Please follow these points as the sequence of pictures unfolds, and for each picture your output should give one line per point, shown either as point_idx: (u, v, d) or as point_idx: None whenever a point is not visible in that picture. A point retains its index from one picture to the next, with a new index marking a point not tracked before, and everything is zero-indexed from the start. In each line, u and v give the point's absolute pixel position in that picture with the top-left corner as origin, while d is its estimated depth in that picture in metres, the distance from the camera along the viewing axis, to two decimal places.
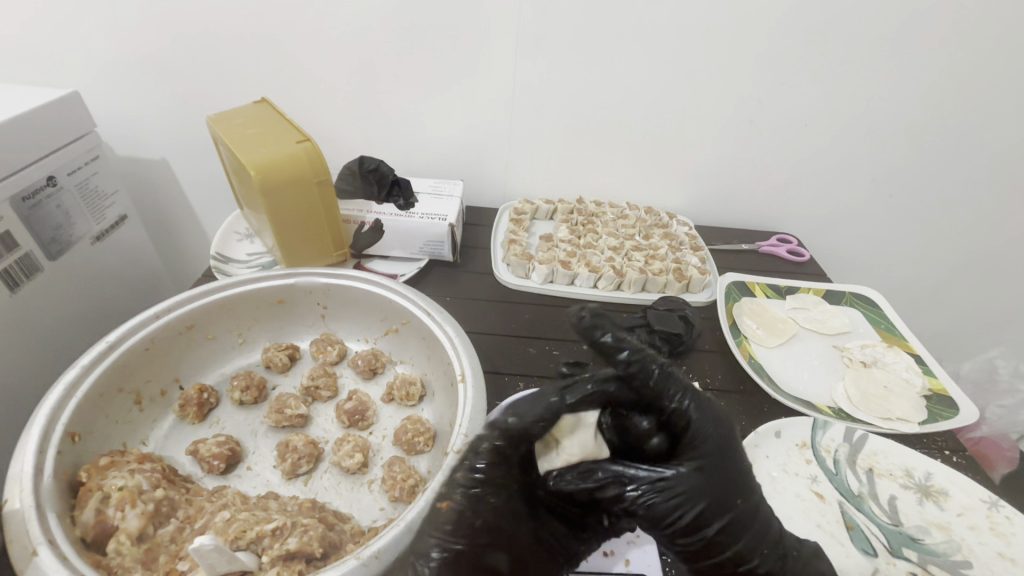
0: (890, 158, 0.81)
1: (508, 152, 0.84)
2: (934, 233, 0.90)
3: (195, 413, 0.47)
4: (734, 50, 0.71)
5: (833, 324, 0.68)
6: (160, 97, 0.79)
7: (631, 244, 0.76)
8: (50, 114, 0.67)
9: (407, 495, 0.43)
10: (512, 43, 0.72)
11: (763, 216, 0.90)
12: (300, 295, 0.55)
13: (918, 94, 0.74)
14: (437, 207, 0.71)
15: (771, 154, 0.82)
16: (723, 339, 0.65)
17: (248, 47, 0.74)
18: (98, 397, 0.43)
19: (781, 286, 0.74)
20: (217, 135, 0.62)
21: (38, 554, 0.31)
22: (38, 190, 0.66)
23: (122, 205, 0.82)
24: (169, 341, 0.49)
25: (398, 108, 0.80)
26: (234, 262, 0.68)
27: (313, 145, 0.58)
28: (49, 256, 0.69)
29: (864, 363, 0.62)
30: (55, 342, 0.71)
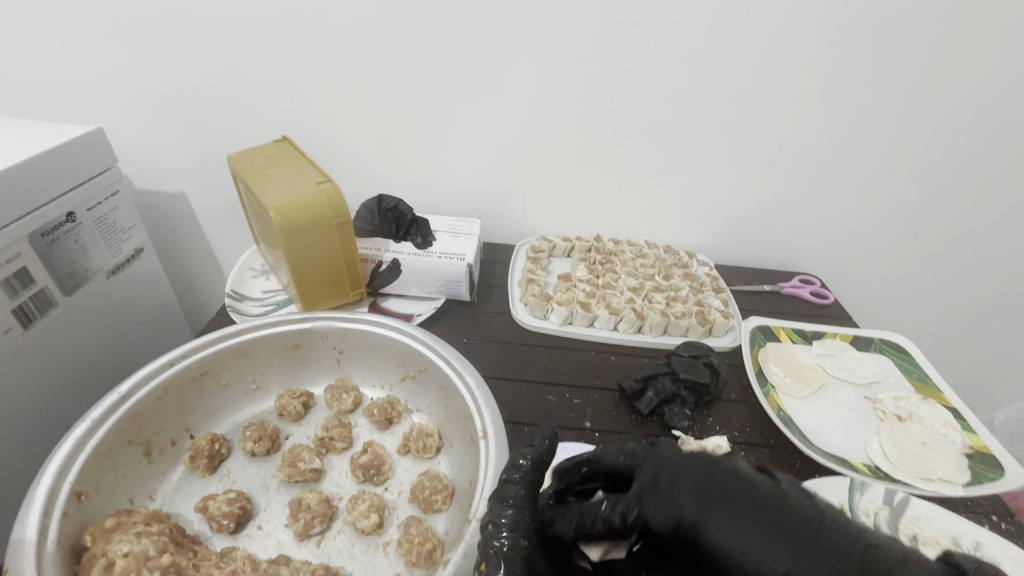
0: (913, 199, 0.80)
1: (526, 189, 0.84)
2: (960, 275, 0.88)
3: (205, 465, 0.46)
4: (752, 91, 0.71)
5: (863, 372, 0.65)
6: (182, 132, 0.80)
7: (651, 285, 0.74)
8: (73, 151, 0.67)
9: (425, 561, 0.40)
10: (532, 84, 0.73)
11: (784, 256, 0.89)
12: (316, 339, 0.54)
13: (939, 137, 0.73)
14: (455, 245, 0.71)
15: (792, 194, 0.81)
16: (749, 388, 0.62)
17: (271, 87, 0.75)
18: (107, 451, 0.41)
19: (807, 330, 0.72)
20: (239, 173, 0.62)
21: None
22: (58, 226, 0.66)
23: (138, 238, 0.82)
24: (182, 388, 0.47)
25: (417, 145, 0.80)
26: (248, 300, 0.67)
27: (333, 187, 0.57)
28: (63, 292, 0.68)
29: (899, 417, 0.59)
30: (64, 379, 0.70)
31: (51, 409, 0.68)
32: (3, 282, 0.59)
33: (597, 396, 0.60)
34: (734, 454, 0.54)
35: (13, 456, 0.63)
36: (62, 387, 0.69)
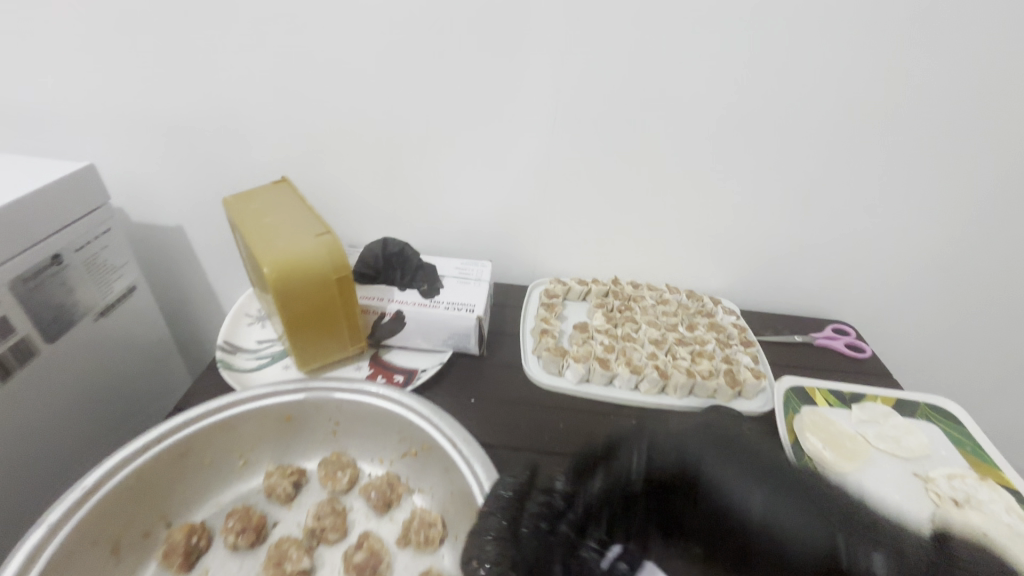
0: (958, 246, 0.74)
1: (541, 229, 0.79)
2: (1003, 325, 0.82)
3: (181, 562, 0.41)
4: (787, 131, 0.66)
5: (909, 444, 0.59)
6: (182, 165, 0.76)
7: (674, 337, 0.69)
8: (63, 189, 0.64)
9: None
10: (549, 121, 0.68)
11: (814, 302, 0.83)
12: (311, 411, 0.49)
13: (986, 182, 0.68)
14: (464, 294, 0.66)
15: (826, 237, 0.75)
16: (786, 462, 0.57)
17: (274, 120, 0.71)
18: (67, 555, 0.37)
19: (845, 392, 0.66)
20: (233, 219, 0.58)
21: None
22: (43, 270, 0.62)
23: (132, 275, 0.78)
24: (159, 472, 0.43)
25: (426, 181, 0.76)
26: (241, 353, 0.63)
27: (333, 239, 0.53)
28: (47, 339, 0.64)
29: (955, 502, 0.53)
30: (44, 431, 0.65)
31: (28, 465, 0.64)
32: None
33: None
34: None
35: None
36: (41, 440, 0.65)
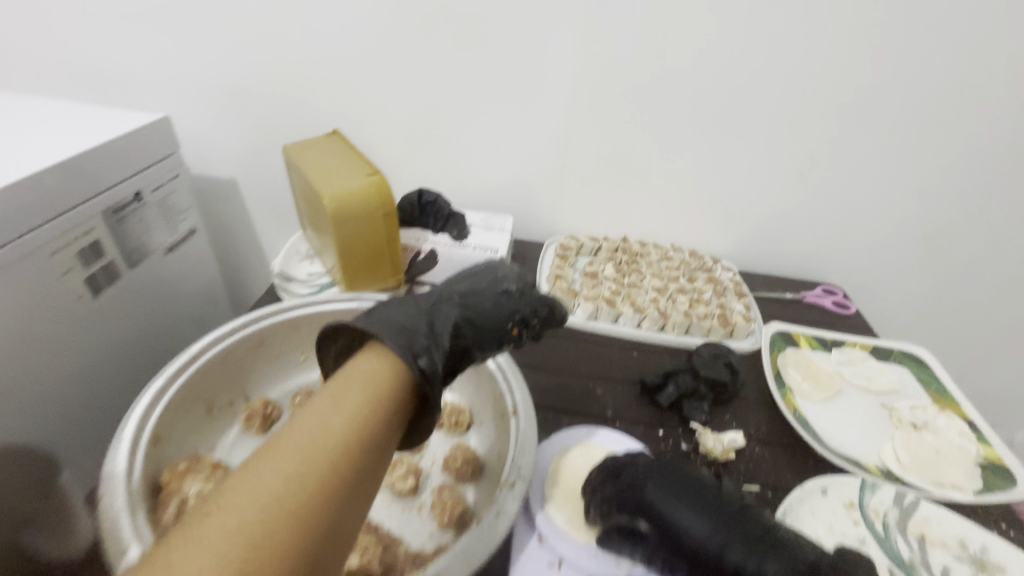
0: (939, 215, 0.81)
1: (560, 189, 0.86)
2: (981, 296, 0.89)
3: (259, 425, 0.50)
4: (788, 104, 0.73)
5: (880, 381, 0.67)
6: (238, 124, 0.84)
7: (675, 286, 0.77)
8: (141, 136, 0.71)
9: (456, 521, 0.45)
10: (572, 89, 0.75)
11: (808, 268, 0.90)
12: (361, 318, 0.58)
13: (969, 156, 0.74)
14: (489, 240, 0.74)
15: (823, 205, 0.82)
16: (768, 389, 0.65)
17: (322, 82, 0.79)
18: (179, 404, 0.46)
19: (827, 338, 0.73)
20: (294, 164, 0.66)
21: (131, 550, 0.33)
22: (125, 205, 0.70)
23: (193, 219, 0.85)
24: (242, 354, 0.52)
25: (457, 143, 0.83)
26: (295, 281, 0.72)
27: (381, 179, 0.62)
28: (127, 265, 0.71)
29: (914, 425, 0.61)
30: (126, 348, 0.72)
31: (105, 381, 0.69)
32: (78, 253, 0.63)
33: (619, 387, 0.63)
34: (748, 448, 0.57)
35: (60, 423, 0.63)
36: (119, 354, 0.72)
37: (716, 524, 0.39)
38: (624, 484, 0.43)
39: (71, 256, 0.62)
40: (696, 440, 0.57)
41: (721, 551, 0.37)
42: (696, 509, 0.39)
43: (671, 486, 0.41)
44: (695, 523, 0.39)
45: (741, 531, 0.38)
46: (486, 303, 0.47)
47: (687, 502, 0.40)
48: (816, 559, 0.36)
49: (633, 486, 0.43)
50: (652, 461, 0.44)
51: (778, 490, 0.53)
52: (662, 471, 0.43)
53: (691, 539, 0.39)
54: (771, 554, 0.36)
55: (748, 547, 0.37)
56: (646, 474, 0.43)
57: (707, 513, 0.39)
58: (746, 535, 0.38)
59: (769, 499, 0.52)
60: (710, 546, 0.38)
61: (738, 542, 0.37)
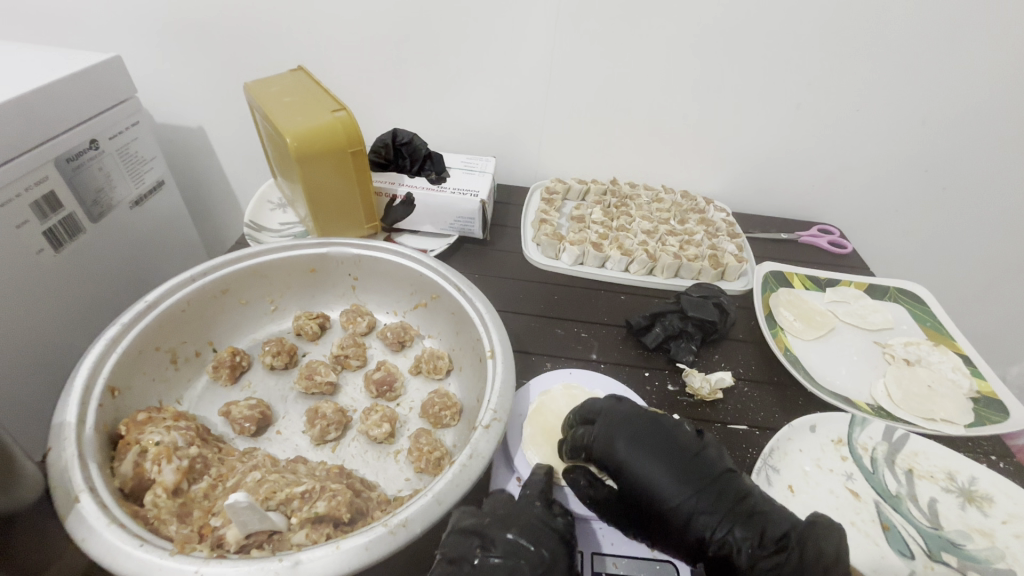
0: (946, 148, 0.76)
1: (546, 129, 0.81)
2: (984, 231, 0.86)
3: (228, 375, 0.51)
4: (791, 27, 0.66)
5: (875, 319, 0.65)
6: (197, 66, 0.78)
7: (665, 228, 0.74)
8: (93, 76, 0.61)
9: (433, 467, 0.44)
10: (554, 16, 0.68)
11: (805, 207, 0.86)
12: (331, 264, 0.59)
13: (982, 82, 0.69)
14: (469, 182, 0.70)
15: (824, 139, 0.77)
16: (758, 328, 0.63)
17: (280, 14, 0.72)
18: (137, 353, 0.47)
19: (821, 277, 0.71)
20: (255, 102, 0.62)
21: (80, 501, 0.33)
22: (82, 152, 0.60)
23: (160, 170, 0.76)
24: (204, 303, 0.53)
25: (433, 80, 0.77)
26: (266, 231, 0.69)
27: (347, 115, 0.57)
28: (91, 219, 0.63)
29: (907, 361, 0.59)
30: (95, 310, 0.65)
31: (78, 342, 0.63)
32: (33, 204, 0.54)
33: (605, 331, 0.61)
34: (736, 388, 0.55)
35: (27, 396, 0.56)
36: (84, 316, 0.63)
37: (687, 486, 0.40)
38: (598, 435, 0.43)
39: (25, 207, 0.53)
40: (682, 381, 0.56)
41: (692, 518, 0.39)
42: (671, 472, 0.41)
43: (648, 446, 0.42)
44: (668, 489, 0.40)
45: (712, 501, 0.40)
46: (531, 516, 0.39)
47: (662, 468, 0.41)
48: (786, 528, 0.39)
49: (607, 440, 0.43)
50: (631, 416, 0.44)
51: (766, 429, 0.51)
52: (638, 429, 0.43)
53: (660, 498, 0.40)
54: (740, 523, 0.39)
55: (718, 514, 0.39)
56: (623, 429, 0.43)
57: (681, 478, 0.41)
58: (718, 504, 0.40)
59: (755, 437, 0.51)
60: (681, 513, 0.39)
61: (706, 513, 0.39)
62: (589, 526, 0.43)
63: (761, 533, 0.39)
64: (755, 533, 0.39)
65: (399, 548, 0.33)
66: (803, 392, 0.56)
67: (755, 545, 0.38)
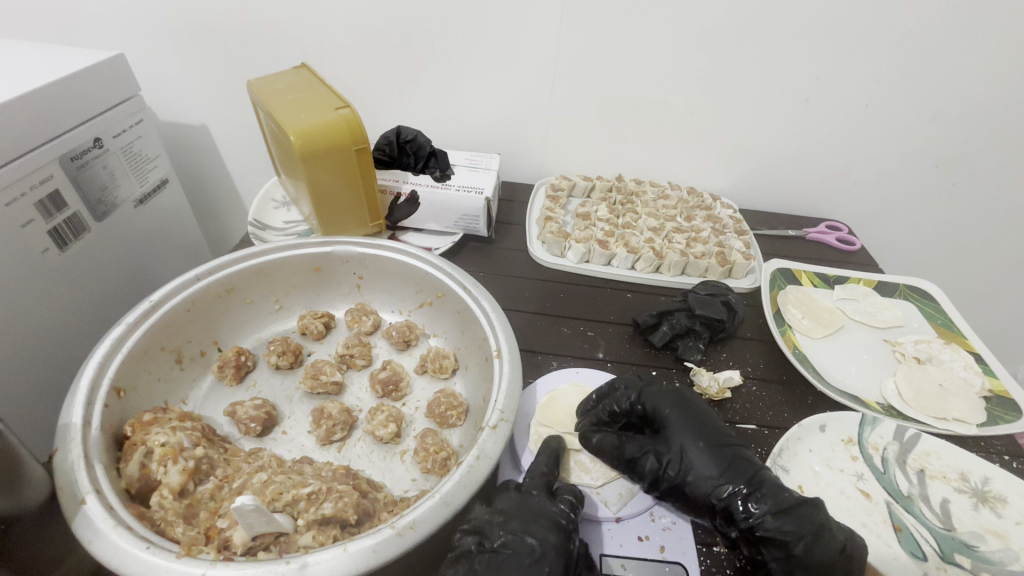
0: (956, 144, 0.75)
1: (550, 126, 0.80)
2: (993, 227, 0.85)
3: (233, 374, 0.51)
4: (801, 20, 0.65)
5: (884, 317, 0.64)
6: (201, 65, 0.78)
7: (671, 225, 0.73)
8: (96, 74, 0.61)
9: (439, 467, 0.44)
10: (558, 12, 0.68)
11: (813, 203, 0.85)
12: (336, 263, 0.59)
13: (992, 77, 0.68)
14: (474, 179, 0.70)
15: (833, 135, 0.76)
16: (766, 327, 0.62)
17: (283, 12, 0.71)
18: (142, 353, 0.46)
19: (830, 275, 0.70)
20: (258, 99, 0.61)
21: (87, 502, 0.33)
22: (86, 151, 0.60)
23: (163, 167, 0.76)
24: (209, 302, 0.53)
25: (437, 77, 0.77)
26: (271, 229, 0.69)
27: (352, 112, 0.56)
28: (96, 218, 0.63)
29: (918, 359, 0.58)
30: (101, 309, 0.65)
31: (84, 340, 0.63)
32: (37, 203, 0.54)
33: (611, 329, 0.61)
34: (744, 387, 0.55)
35: (33, 394, 0.57)
36: (89, 314, 0.63)
37: (717, 449, 0.43)
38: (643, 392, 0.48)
39: (29, 206, 0.53)
40: (689, 380, 0.55)
41: (718, 473, 0.42)
42: (703, 435, 0.44)
43: (687, 408, 0.46)
44: (699, 444, 0.44)
45: (739, 463, 0.42)
46: (532, 509, 0.39)
47: (697, 426, 0.45)
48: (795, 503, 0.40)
49: (652, 397, 0.48)
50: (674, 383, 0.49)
51: (775, 429, 0.51)
52: (680, 394, 0.48)
53: (691, 457, 0.43)
54: (764, 486, 0.41)
55: (744, 476, 0.41)
56: (667, 390, 0.48)
57: (713, 442, 0.44)
58: (744, 468, 0.42)
59: (764, 437, 0.50)
60: (709, 463, 0.43)
61: (734, 470, 0.42)
62: (598, 527, 0.43)
63: (784, 495, 0.40)
64: (778, 493, 0.40)
65: (408, 549, 0.32)
66: (810, 392, 0.55)
67: (778, 503, 0.40)
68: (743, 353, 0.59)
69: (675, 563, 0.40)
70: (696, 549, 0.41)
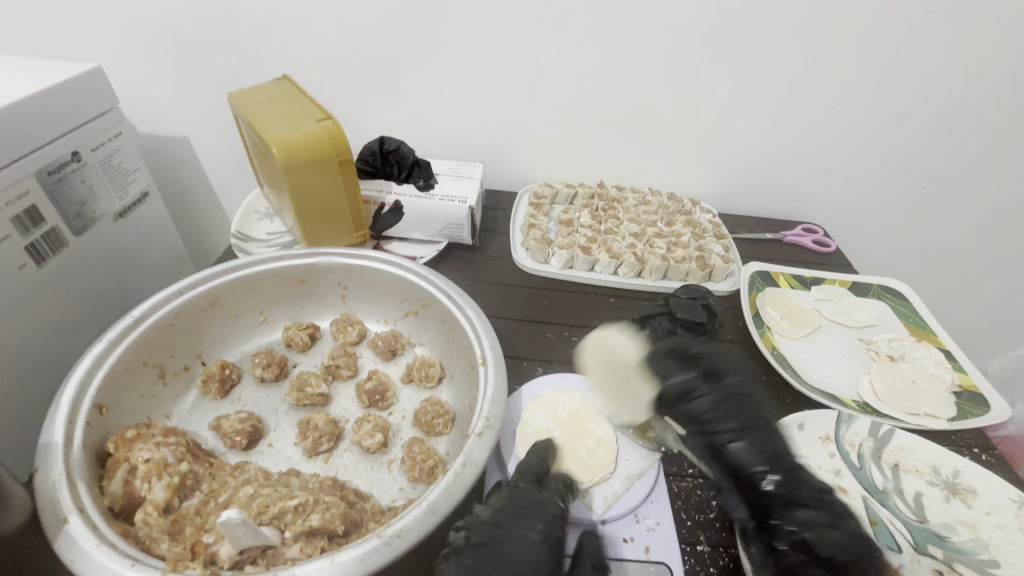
0: (923, 147, 0.78)
1: (532, 135, 0.82)
2: (960, 227, 0.88)
3: (217, 388, 0.51)
4: (774, 28, 0.67)
5: (859, 316, 0.66)
6: (181, 77, 0.78)
7: (652, 230, 0.75)
8: (74, 87, 0.60)
9: (426, 476, 0.45)
10: (537, 24, 0.69)
11: (789, 206, 0.88)
12: (321, 274, 0.59)
13: (954, 84, 0.71)
14: (457, 188, 0.70)
15: (806, 141, 0.78)
16: (746, 329, 0.64)
17: (264, 25, 0.72)
18: (124, 369, 0.46)
19: (806, 276, 0.72)
20: (239, 112, 0.61)
21: (69, 521, 0.33)
22: (64, 165, 0.59)
23: (143, 180, 0.75)
24: (192, 316, 0.52)
25: (419, 88, 0.77)
26: (254, 240, 0.68)
27: (334, 124, 0.57)
28: (74, 233, 0.62)
29: (891, 357, 0.60)
30: (80, 325, 0.64)
31: (63, 357, 0.62)
32: (14, 219, 0.54)
33: None
34: None
35: (10, 413, 0.55)
36: (67, 330, 0.62)
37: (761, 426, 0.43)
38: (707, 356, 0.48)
39: (5, 222, 0.53)
40: None
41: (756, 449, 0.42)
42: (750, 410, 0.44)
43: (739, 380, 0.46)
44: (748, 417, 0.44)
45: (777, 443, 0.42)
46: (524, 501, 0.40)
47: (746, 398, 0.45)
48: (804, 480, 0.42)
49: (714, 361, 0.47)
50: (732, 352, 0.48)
51: None
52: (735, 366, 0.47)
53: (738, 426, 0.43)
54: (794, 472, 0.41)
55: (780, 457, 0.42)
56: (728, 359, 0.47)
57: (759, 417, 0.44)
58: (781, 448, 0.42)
59: None
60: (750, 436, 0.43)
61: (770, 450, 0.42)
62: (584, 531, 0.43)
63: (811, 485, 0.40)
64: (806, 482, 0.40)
65: (397, 557, 0.33)
66: (789, 391, 0.56)
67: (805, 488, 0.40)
68: (724, 355, 0.60)
69: (659, 563, 0.41)
70: (681, 549, 0.42)
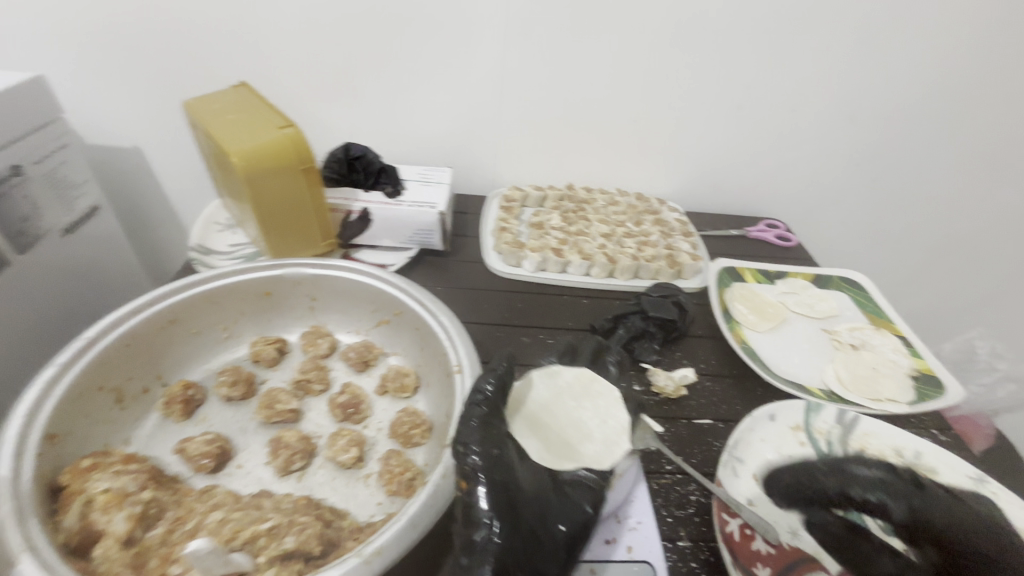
0: (873, 144, 0.82)
1: (500, 139, 0.81)
2: (910, 218, 0.93)
3: (180, 410, 0.49)
4: (731, 31, 0.69)
5: (821, 308, 0.68)
6: (132, 86, 0.75)
7: (622, 231, 0.75)
8: (13, 98, 0.57)
9: (405, 488, 0.44)
10: (501, 29, 0.69)
11: (751, 203, 0.90)
12: (287, 287, 0.57)
13: (898, 84, 0.75)
14: (426, 194, 0.69)
15: (764, 140, 0.81)
16: (716, 324, 0.65)
17: (219, 33, 0.70)
18: (78, 395, 0.44)
19: (771, 270, 0.74)
20: (195, 121, 0.59)
21: (21, 562, 0.30)
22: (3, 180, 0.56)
23: (92, 194, 0.72)
24: (151, 335, 0.50)
25: (384, 94, 0.76)
26: (215, 254, 0.66)
27: (296, 131, 0.55)
28: (16, 252, 0.58)
29: (853, 345, 0.63)
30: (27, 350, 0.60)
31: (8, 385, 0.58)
32: None
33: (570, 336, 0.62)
34: (699, 384, 0.57)
35: None
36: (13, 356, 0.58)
37: None
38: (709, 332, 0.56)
39: None
40: (648, 381, 0.57)
41: None
42: None
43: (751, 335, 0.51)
44: None
45: None
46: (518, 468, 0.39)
47: None
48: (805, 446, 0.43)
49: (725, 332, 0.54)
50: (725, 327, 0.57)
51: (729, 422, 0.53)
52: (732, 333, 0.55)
53: None
54: None
55: None
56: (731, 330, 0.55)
57: None
58: None
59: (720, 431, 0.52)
60: None
61: None
62: None
63: None
64: None
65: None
66: (759, 385, 0.58)
67: None
68: (697, 352, 0.61)
69: (642, 562, 0.41)
70: (662, 547, 0.43)
